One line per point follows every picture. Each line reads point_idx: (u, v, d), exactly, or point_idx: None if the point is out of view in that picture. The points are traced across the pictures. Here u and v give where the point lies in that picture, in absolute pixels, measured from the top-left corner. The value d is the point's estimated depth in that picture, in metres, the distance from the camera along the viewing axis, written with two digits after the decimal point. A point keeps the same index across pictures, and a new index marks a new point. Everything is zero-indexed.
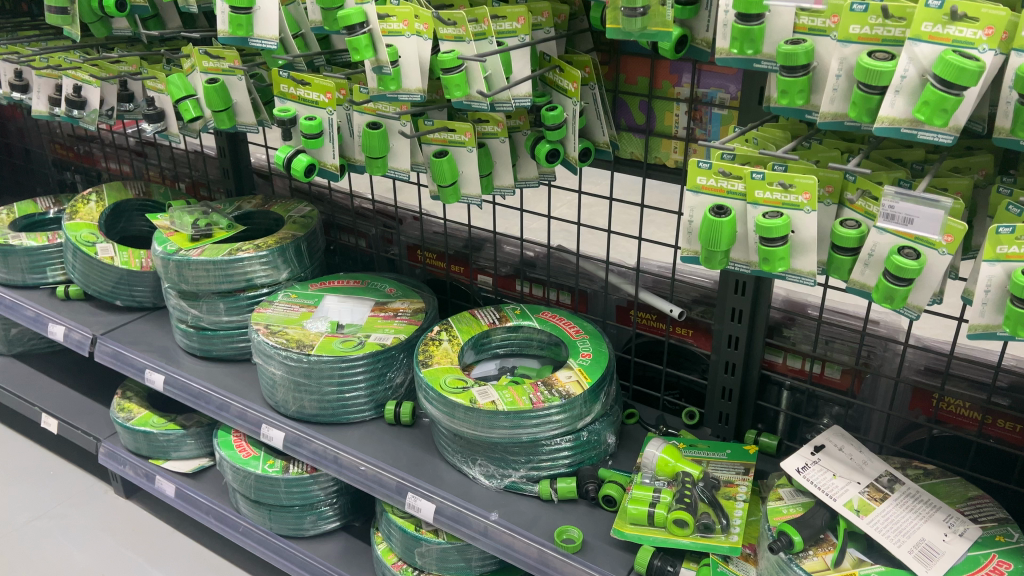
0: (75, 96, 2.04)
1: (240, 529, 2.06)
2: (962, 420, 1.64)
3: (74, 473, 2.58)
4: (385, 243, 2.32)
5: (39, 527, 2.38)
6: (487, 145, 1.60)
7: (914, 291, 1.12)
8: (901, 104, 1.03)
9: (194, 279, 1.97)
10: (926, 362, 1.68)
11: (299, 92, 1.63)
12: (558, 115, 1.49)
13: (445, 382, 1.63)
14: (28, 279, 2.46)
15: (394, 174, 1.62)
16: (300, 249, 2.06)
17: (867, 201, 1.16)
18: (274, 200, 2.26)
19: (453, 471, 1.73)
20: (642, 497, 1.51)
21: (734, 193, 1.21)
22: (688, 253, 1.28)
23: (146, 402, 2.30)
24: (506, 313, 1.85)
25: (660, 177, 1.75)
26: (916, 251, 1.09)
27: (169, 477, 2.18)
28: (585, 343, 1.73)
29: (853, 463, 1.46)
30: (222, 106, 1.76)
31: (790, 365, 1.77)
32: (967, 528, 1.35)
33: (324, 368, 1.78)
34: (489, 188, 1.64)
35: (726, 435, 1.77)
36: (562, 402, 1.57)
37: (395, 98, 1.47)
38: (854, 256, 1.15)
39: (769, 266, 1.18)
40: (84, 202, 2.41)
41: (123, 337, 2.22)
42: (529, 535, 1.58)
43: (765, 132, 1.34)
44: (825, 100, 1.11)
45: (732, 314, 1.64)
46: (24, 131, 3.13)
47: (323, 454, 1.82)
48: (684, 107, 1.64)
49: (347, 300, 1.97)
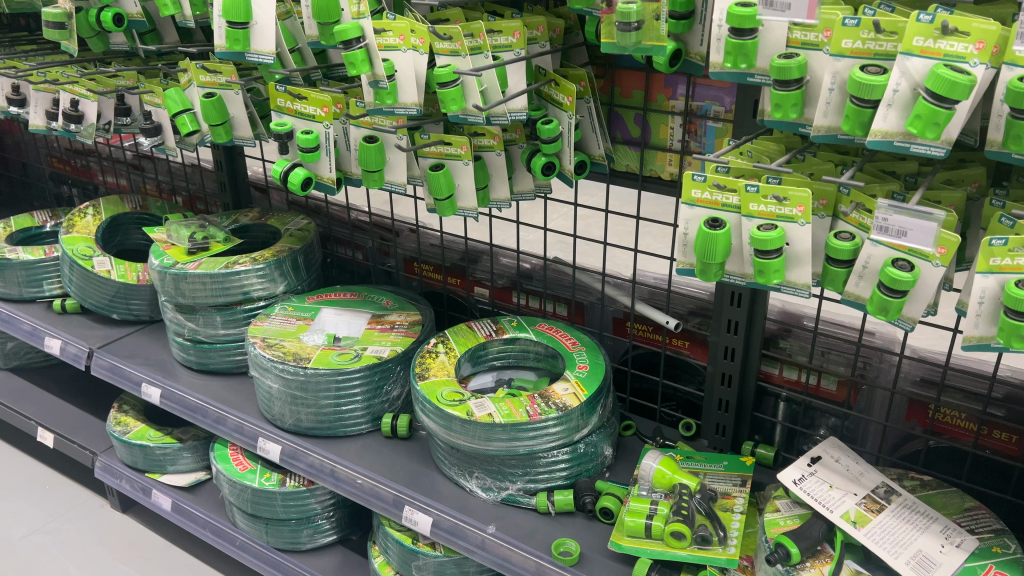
0: (71, 110, 2.05)
1: (236, 543, 2.05)
2: (958, 431, 1.64)
3: (70, 487, 2.57)
4: (382, 255, 2.32)
5: (35, 541, 2.36)
6: (482, 158, 1.60)
7: (908, 303, 1.13)
8: (894, 118, 1.04)
9: (191, 292, 1.97)
10: (922, 373, 1.68)
11: (296, 106, 1.64)
12: (553, 129, 1.50)
13: (442, 395, 1.63)
14: (25, 293, 2.46)
15: (391, 187, 1.63)
16: (297, 262, 2.07)
17: (861, 213, 1.17)
18: (272, 213, 2.27)
19: (449, 484, 1.73)
20: (639, 509, 1.52)
21: (729, 206, 1.22)
22: (684, 266, 1.29)
23: (142, 416, 2.29)
24: (503, 325, 1.85)
25: (655, 190, 1.75)
26: (910, 263, 1.09)
27: (165, 491, 2.17)
28: (582, 355, 1.73)
29: (850, 474, 1.46)
30: (219, 120, 1.76)
31: (786, 376, 1.77)
32: (964, 539, 1.35)
33: (320, 381, 1.78)
34: (486, 202, 1.64)
35: (723, 446, 1.78)
36: (559, 415, 1.57)
37: (392, 112, 1.48)
38: (849, 269, 1.16)
39: (763, 279, 1.19)
40: (81, 215, 2.42)
41: (119, 351, 2.21)
42: (526, 548, 1.57)
43: (760, 144, 1.35)
44: (818, 113, 1.12)
45: (728, 326, 1.65)
46: (22, 145, 3.13)
47: (320, 467, 1.81)
48: (678, 120, 1.65)
49: (343, 313, 1.97)
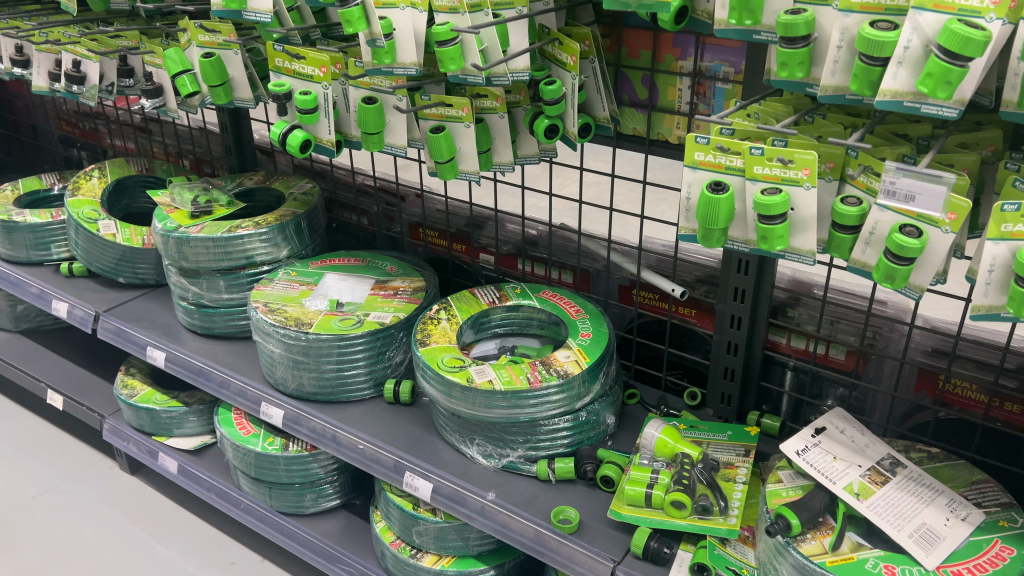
0: (74, 71, 2.03)
1: (241, 506, 2.06)
2: (968, 403, 1.60)
3: (80, 449, 2.59)
4: (387, 220, 2.28)
5: (46, 501, 2.39)
6: (485, 120, 1.57)
7: (916, 270, 1.09)
8: (903, 77, 0.99)
9: (193, 256, 1.96)
10: (933, 344, 1.63)
11: (294, 66, 1.60)
12: (556, 89, 1.46)
13: (443, 360, 1.62)
14: (32, 256, 2.46)
15: (391, 150, 1.60)
16: (301, 226, 2.05)
17: (869, 177, 1.12)
18: (277, 177, 2.24)
19: (451, 451, 1.72)
20: (640, 478, 1.50)
21: (733, 169, 1.18)
22: (686, 232, 1.26)
23: (149, 378, 2.29)
24: (506, 291, 1.82)
25: (662, 154, 1.70)
26: (919, 229, 1.05)
27: (171, 453, 2.18)
28: (585, 323, 1.71)
29: (854, 446, 1.44)
30: (218, 80, 1.73)
31: (794, 346, 1.76)
32: (970, 513, 1.33)
33: (322, 346, 1.77)
34: (489, 165, 1.61)
35: (729, 415, 1.76)
36: (561, 382, 1.55)
37: (390, 72, 1.45)
38: (855, 235, 1.12)
39: (767, 245, 1.15)
40: (87, 177, 2.40)
41: (125, 315, 2.22)
42: (526, 515, 1.57)
43: (767, 106, 1.31)
44: (825, 72, 1.08)
45: (735, 294, 1.62)
46: (31, 107, 3.12)
47: (322, 432, 1.81)
48: (687, 81, 1.60)
49: (347, 278, 1.96)
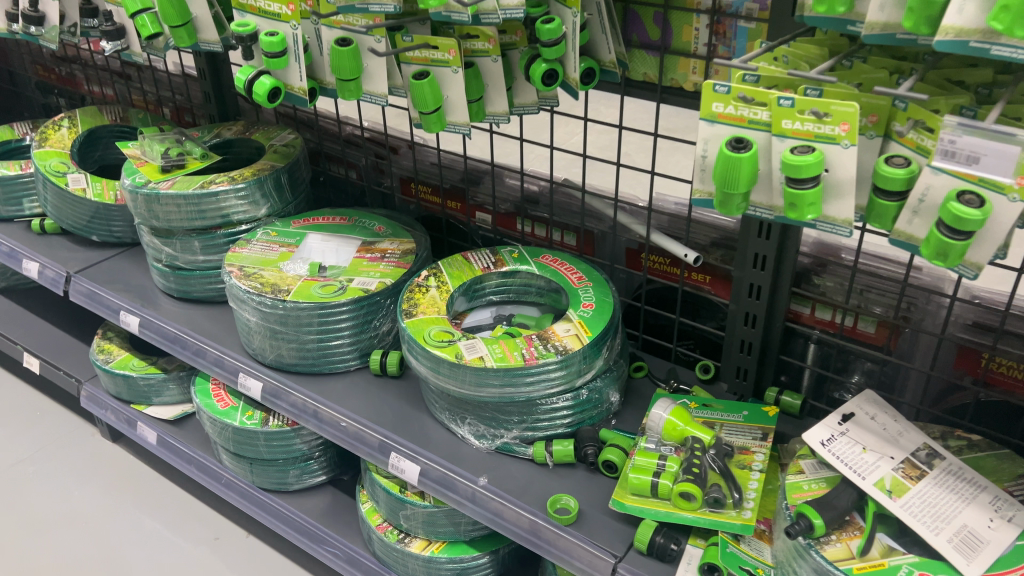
0: (31, 11, 1.84)
1: (222, 480, 1.96)
2: (1013, 384, 1.44)
3: (62, 414, 2.48)
4: (377, 174, 2.12)
5: (25, 469, 2.29)
6: (475, 64, 1.39)
7: (973, 246, 0.92)
8: (971, 11, 0.81)
9: (165, 214, 1.80)
10: (974, 317, 1.46)
11: (259, 4, 1.42)
12: (555, 29, 1.26)
13: (430, 334, 1.47)
14: (3, 211, 2.32)
15: (371, 99, 1.42)
16: (281, 182, 1.88)
17: (920, 133, 0.95)
18: (257, 127, 2.07)
19: (441, 429, 1.59)
20: (645, 465, 1.35)
21: (757, 123, 1.00)
22: (701, 196, 1.09)
23: (127, 343, 2.16)
24: (502, 255, 1.66)
25: (675, 103, 1.52)
26: (981, 197, 0.88)
27: (151, 423, 2.07)
28: (588, 291, 1.54)
29: (886, 434, 1.28)
30: (179, 20, 1.55)
31: (818, 317, 1.58)
32: (1016, 513, 1.18)
33: (301, 315, 1.62)
34: (481, 115, 1.43)
35: (745, 392, 1.61)
36: (560, 359, 1.40)
37: (366, 9, 1.27)
38: (901, 202, 0.95)
39: (796, 214, 0.99)
40: (56, 127, 2.23)
41: (98, 276, 2.08)
42: (519, 504, 1.43)
43: (797, 47, 1.12)
44: (873, 6, 0.89)
45: (754, 261, 1.45)
46: (6, 51, 2.94)
47: (303, 407, 1.68)
48: (705, 19, 1.41)
49: (331, 239, 1.80)
